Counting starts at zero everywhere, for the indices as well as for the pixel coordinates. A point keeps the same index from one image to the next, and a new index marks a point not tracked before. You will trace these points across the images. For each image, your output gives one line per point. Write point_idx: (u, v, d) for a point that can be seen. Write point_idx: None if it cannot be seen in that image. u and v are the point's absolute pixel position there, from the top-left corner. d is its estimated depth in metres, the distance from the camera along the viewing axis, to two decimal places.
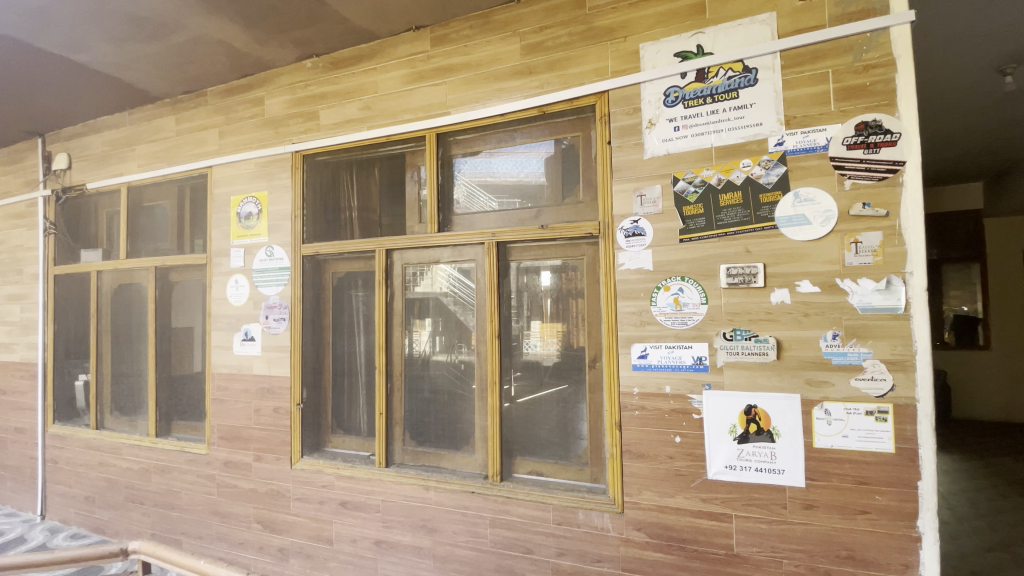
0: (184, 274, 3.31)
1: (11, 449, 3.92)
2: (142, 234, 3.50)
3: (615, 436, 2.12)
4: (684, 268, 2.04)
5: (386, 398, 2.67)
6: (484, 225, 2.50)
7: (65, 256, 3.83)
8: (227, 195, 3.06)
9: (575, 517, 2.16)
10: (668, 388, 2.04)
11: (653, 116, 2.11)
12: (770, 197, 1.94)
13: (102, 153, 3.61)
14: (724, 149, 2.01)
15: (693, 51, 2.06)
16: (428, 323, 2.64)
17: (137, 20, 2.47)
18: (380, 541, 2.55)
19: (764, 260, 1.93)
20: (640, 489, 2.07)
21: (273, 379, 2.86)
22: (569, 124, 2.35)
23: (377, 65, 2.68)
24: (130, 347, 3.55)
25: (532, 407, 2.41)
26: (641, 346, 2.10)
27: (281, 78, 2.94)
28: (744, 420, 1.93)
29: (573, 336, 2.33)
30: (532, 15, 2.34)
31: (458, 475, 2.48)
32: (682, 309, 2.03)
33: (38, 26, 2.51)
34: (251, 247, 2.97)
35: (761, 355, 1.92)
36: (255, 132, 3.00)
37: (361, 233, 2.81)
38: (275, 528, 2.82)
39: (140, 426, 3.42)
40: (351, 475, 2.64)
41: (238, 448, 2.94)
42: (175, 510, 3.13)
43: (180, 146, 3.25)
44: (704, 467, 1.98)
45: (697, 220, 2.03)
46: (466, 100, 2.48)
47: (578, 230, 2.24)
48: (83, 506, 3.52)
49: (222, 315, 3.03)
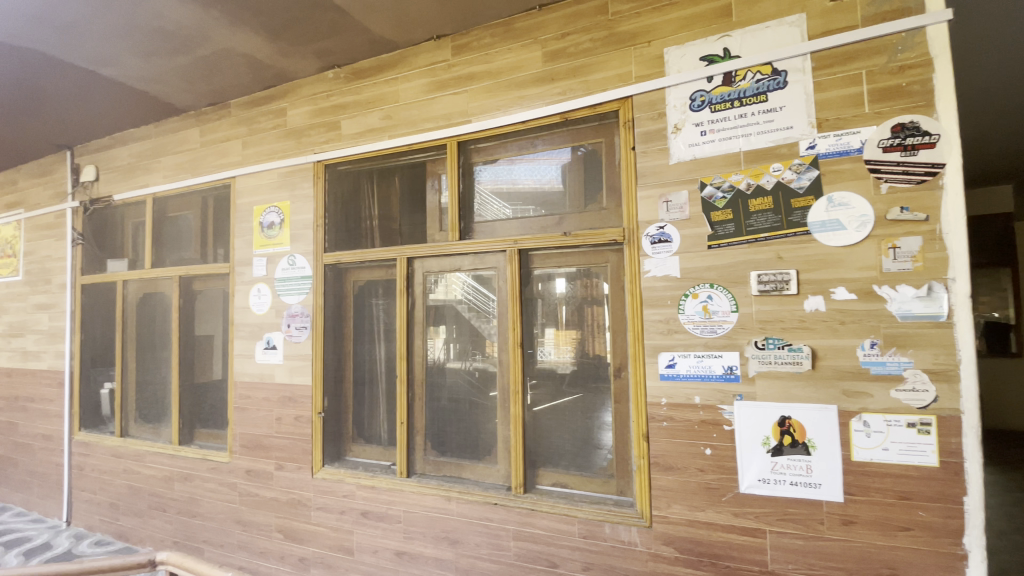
0: (207, 283, 3.35)
1: (38, 456, 3.98)
2: (166, 244, 3.56)
3: (642, 447, 2.07)
4: (713, 275, 2.00)
5: (407, 406, 2.65)
6: (505, 232, 2.48)
7: (92, 266, 3.89)
8: (250, 205, 3.09)
9: (602, 530, 2.11)
10: (697, 398, 1.99)
11: (679, 121, 2.08)
12: (802, 201, 1.88)
13: (129, 165, 3.68)
14: (753, 154, 1.97)
15: (719, 54, 2.03)
16: (443, 330, 2.64)
17: (164, 34, 2.52)
18: (402, 553, 2.52)
19: (797, 267, 1.88)
20: (669, 503, 2.01)
21: (295, 388, 2.86)
22: (591, 131, 2.32)
23: (398, 75, 2.70)
24: (154, 355, 3.59)
25: (555, 416, 2.37)
26: (669, 355, 2.05)
27: (303, 89, 2.97)
28: (778, 432, 1.87)
29: (593, 344, 2.29)
30: (554, 21, 2.33)
31: (481, 486, 2.44)
32: (711, 317, 1.98)
33: (69, 41, 2.58)
34: (274, 256, 2.99)
35: (795, 365, 1.86)
36: (277, 143, 3.03)
37: (381, 241, 2.81)
38: (296, 537, 2.81)
39: (164, 434, 3.45)
40: (372, 485, 2.62)
41: (260, 457, 2.94)
42: (197, 518, 3.14)
43: (204, 157, 3.30)
44: (736, 480, 1.92)
45: (726, 226, 1.98)
46: (488, 108, 2.47)
47: (602, 237, 2.20)
48: (107, 513, 3.55)
49: (245, 323, 3.05)
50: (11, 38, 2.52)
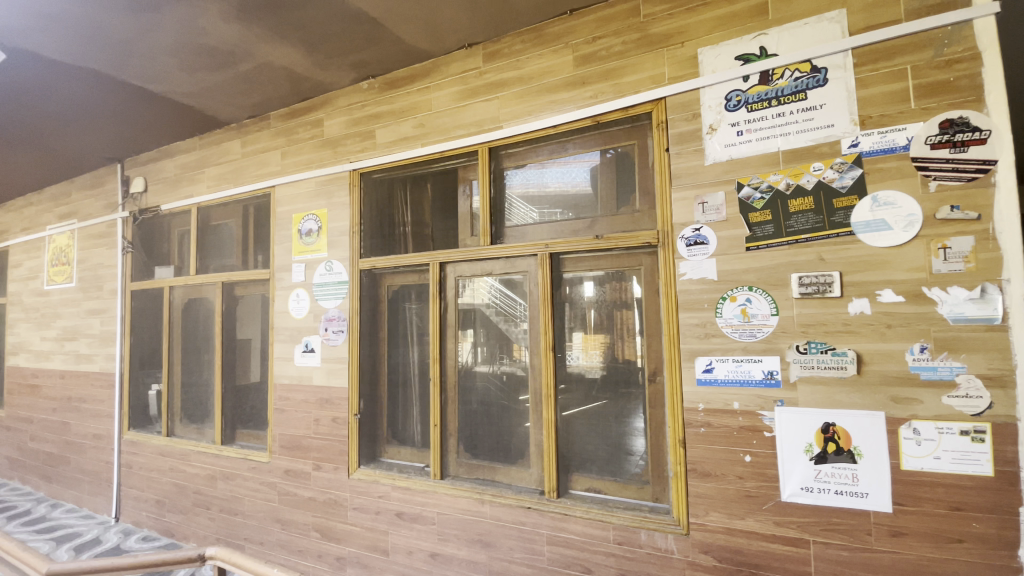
0: (247, 288, 3.47)
1: (90, 454, 4.18)
2: (209, 251, 3.71)
3: (679, 453, 2.03)
4: (751, 277, 1.96)
5: (440, 409, 2.68)
6: (536, 236, 2.49)
7: (141, 273, 4.09)
8: (289, 213, 3.19)
9: (637, 537, 2.08)
10: (736, 404, 1.95)
11: (714, 121, 2.05)
12: (844, 201, 1.83)
13: (175, 176, 3.85)
14: (792, 153, 1.92)
15: (755, 53, 2.00)
16: (471, 333, 2.67)
17: (209, 50, 2.64)
18: (436, 554, 2.54)
19: (840, 269, 1.82)
20: (707, 510, 1.97)
21: (332, 390, 2.93)
22: (623, 133, 2.31)
23: (430, 83, 2.75)
24: (198, 358, 3.74)
25: (587, 421, 2.36)
26: (706, 360, 2.01)
27: (339, 100, 3.05)
28: (822, 439, 1.81)
29: (624, 348, 2.28)
30: (585, 26, 2.33)
31: (514, 490, 2.44)
32: (750, 321, 1.94)
33: (122, 60, 2.72)
34: (312, 263, 3.08)
35: (840, 370, 1.81)
36: (314, 152, 3.13)
37: (414, 247, 2.86)
38: (333, 537, 2.87)
39: (207, 434, 3.58)
40: (406, 487, 2.66)
41: (299, 457, 3.02)
42: (239, 516, 3.24)
43: (245, 167, 3.43)
44: (776, 488, 1.87)
45: (764, 228, 1.94)
46: (519, 113, 2.49)
47: (636, 239, 2.19)
48: (154, 509, 3.70)
49: (284, 327, 3.15)
50: (70, 57, 2.68)
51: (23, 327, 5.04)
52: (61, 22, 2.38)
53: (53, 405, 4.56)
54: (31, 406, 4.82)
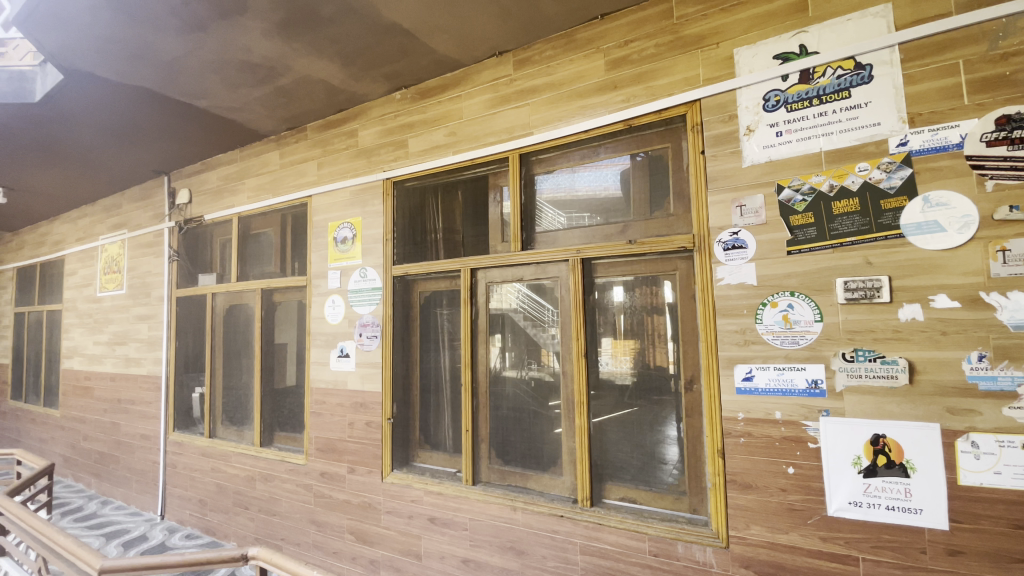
0: (285, 295, 3.58)
1: (138, 454, 4.37)
2: (249, 259, 3.84)
3: (717, 464, 1.98)
4: (793, 282, 1.89)
5: (472, 415, 2.69)
6: (567, 241, 2.47)
7: (186, 280, 4.27)
8: (325, 221, 3.27)
9: (674, 549, 2.03)
10: (777, 414, 1.88)
11: (752, 122, 2.00)
12: (893, 202, 1.75)
13: (217, 187, 4.01)
14: (835, 154, 1.86)
15: (795, 51, 1.94)
16: (499, 338, 2.68)
17: (250, 67, 2.74)
18: (468, 560, 2.54)
19: (889, 273, 1.74)
20: (748, 523, 1.90)
21: (366, 395, 2.98)
22: (657, 136, 2.28)
23: (462, 92, 2.78)
24: (238, 362, 3.87)
25: (619, 428, 2.32)
26: (746, 367, 1.95)
27: (373, 110, 3.12)
28: (871, 452, 1.73)
29: (657, 355, 2.24)
30: (617, 30, 2.32)
31: (547, 498, 2.42)
32: (792, 327, 1.88)
33: (169, 77, 2.86)
34: (347, 270, 3.15)
35: (891, 379, 1.72)
36: (349, 162, 3.20)
37: (445, 253, 2.89)
38: (367, 540, 2.91)
39: (247, 436, 3.69)
40: (439, 492, 2.67)
41: (334, 460, 3.08)
42: (276, 517, 3.33)
43: (283, 178, 3.54)
44: (821, 502, 1.79)
45: (806, 231, 1.88)
46: (550, 119, 2.49)
47: (670, 244, 2.15)
48: (197, 508, 3.84)
49: (320, 332, 3.22)
50: (123, 76, 2.83)
51: (77, 332, 5.32)
52: (115, 44, 2.52)
53: (104, 406, 4.79)
54: (84, 407, 5.08)
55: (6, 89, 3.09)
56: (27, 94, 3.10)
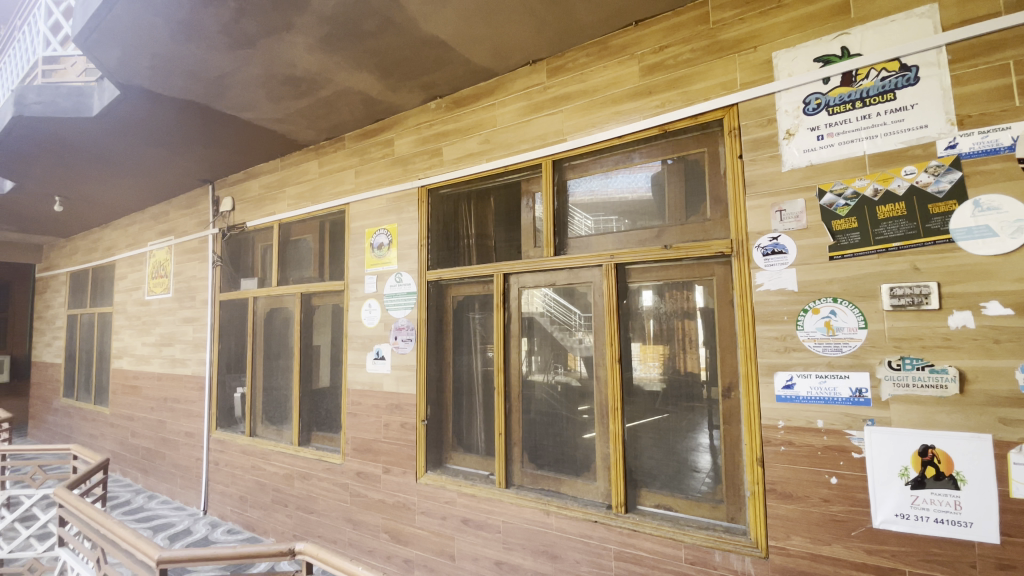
0: (323, 298, 3.70)
1: (182, 451, 4.57)
2: (289, 264, 3.98)
3: (756, 472, 1.95)
4: (836, 288, 1.85)
5: (504, 418, 2.72)
6: (601, 246, 2.48)
7: (229, 284, 4.44)
8: (362, 228, 3.37)
9: (711, 557, 2.01)
10: (820, 422, 1.85)
11: (792, 126, 1.98)
12: (942, 206, 1.70)
13: (259, 195, 4.18)
14: (880, 157, 1.82)
15: (836, 54, 1.91)
16: (527, 343, 2.72)
17: (293, 80, 2.86)
18: (502, 563, 2.56)
19: (938, 279, 1.69)
20: (789, 533, 1.87)
21: (401, 397, 3.05)
22: (693, 140, 2.27)
23: (496, 100, 2.83)
24: (278, 364, 4.00)
25: (653, 434, 2.31)
26: (787, 375, 1.92)
27: (409, 119, 3.20)
28: (919, 463, 1.68)
29: (689, 361, 2.24)
30: (651, 36, 2.33)
31: (580, 502, 2.42)
32: (835, 334, 1.84)
33: (218, 92, 3.01)
34: (383, 275, 3.23)
35: (940, 388, 1.67)
36: (386, 170, 3.29)
37: (478, 259, 2.94)
38: (402, 539, 2.97)
39: (285, 435, 3.81)
40: (472, 493, 2.70)
41: (369, 460, 3.16)
42: (314, 514, 3.43)
43: (322, 186, 3.66)
44: (866, 513, 1.75)
45: (850, 236, 1.85)
46: (584, 125, 2.51)
47: (707, 249, 2.13)
48: (237, 505, 3.99)
49: (357, 335, 3.32)
50: (175, 91, 2.99)
51: (126, 333, 5.60)
52: (169, 61, 2.67)
53: (151, 405, 5.03)
54: (132, 405, 5.34)
55: (67, 104, 3.31)
56: (86, 109, 3.30)
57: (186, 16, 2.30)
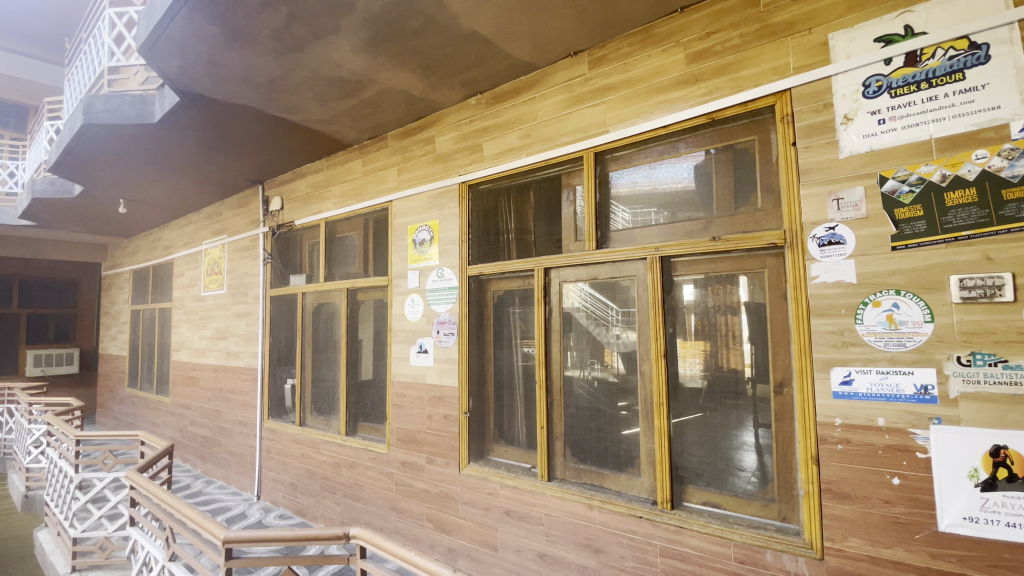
0: (368, 294, 3.81)
1: (237, 439, 4.81)
2: (335, 260, 4.11)
3: (811, 471, 1.89)
4: (899, 280, 1.76)
5: (546, 413, 2.73)
6: (645, 239, 2.44)
7: (279, 280, 4.63)
8: (405, 224, 3.45)
9: (762, 557, 1.97)
10: (880, 420, 1.77)
11: (850, 111, 1.89)
12: (1017, 192, 1.59)
13: (306, 195, 4.33)
14: (947, 141, 1.72)
15: (899, 33, 1.81)
16: (566, 338, 2.72)
17: (340, 82, 2.95)
18: (545, 555, 2.58)
19: (1013, 269, 1.58)
20: (846, 535, 1.80)
21: (444, 389, 3.11)
22: (742, 129, 2.21)
23: (536, 94, 2.82)
24: (325, 357, 4.15)
25: (698, 430, 2.27)
26: (844, 370, 1.84)
27: (450, 116, 3.24)
28: (989, 464, 1.59)
29: (735, 357, 2.19)
30: (697, 22, 2.27)
31: (624, 498, 2.40)
32: (898, 328, 1.75)
33: (268, 96, 3.14)
34: (425, 270, 3.30)
35: (1014, 385, 1.57)
36: (428, 167, 3.35)
37: (518, 253, 2.95)
38: (445, 529, 3.03)
39: (333, 425, 3.95)
40: (514, 486, 2.73)
41: (413, 450, 3.24)
42: (360, 501, 3.55)
43: (366, 184, 3.76)
44: (931, 516, 1.67)
45: (915, 225, 1.75)
46: (627, 116, 2.47)
47: (759, 240, 2.07)
48: (289, 491, 4.17)
49: (401, 329, 3.40)
50: (229, 96, 3.14)
51: (184, 327, 5.92)
52: (224, 67, 2.80)
53: (208, 395, 5.32)
54: (191, 395, 5.66)
55: (131, 112, 3.52)
56: (147, 115, 3.49)
57: (241, 24, 2.40)
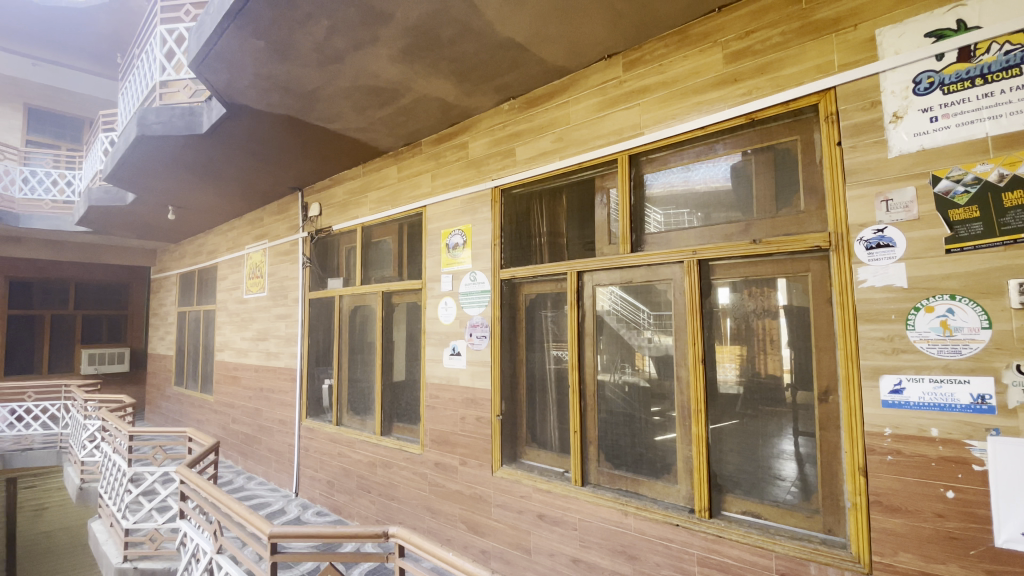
0: (402, 296, 3.89)
1: (277, 437, 4.97)
2: (371, 264, 4.21)
3: (858, 482, 1.82)
4: (953, 284, 1.69)
5: (579, 416, 2.72)
6: (682, 242, 2.40)
7: (317, 283, 4.77)
8: (439, 229, 3.50)
9: (806, 570, 1.90)
10: (934, 430, 1.69)
11: (899, 108, 1.82)
12: None
13: (343, 200, 4.46)
14: (1005, 138, 1.63)
15: (951, 28, 1.74)
16: (598, 342, 2.71)
17: (377, 91, 3.03)
18: (578, 560, 2.57)
19: None
20: (896, 550, 1.73)
21: (477, 391, 3.15)
22: (784, 128, 2.15)
23: (569, 98, 2.83)
24: (361, 358, 4.25)
25: (737, 437, 2.21)
26: (895, 379, 1.77)
27: (483, 122, 3.28)
28: None
29: (775, 362, 2.14)
30: (735, 21, 2.23)
31: (660, 505, 2.37)
32: (953, 335, 1.67)
33: (309, 106, 3.25)
34: (458, 274, 3.34)
35: None
36: (461, 172, 3.40)
37: (551, 257, 2.95)
38: (478, 531, 3.06)
39: (369, 425, 4.04)
40: (547, 489, 2.74)
41: (447, 452, 3.28)
42: (395, 501, 3.62)
43: (401, 189, 3.84)
44: (987, 531, 1.58)
45: (970, 227, 1.67)
46: (662, 118, 2.45)
47: (801, 243, 2.01)
48: (326, 489, 4.28)
49: (434, 332, 3.46)
50: (272, 106, 3.26)
51: (227, 328, 6.17)
52: (268, 79, 2.91)
53: (250, 394, 5.52)
54: (233, 394, 5.89)
55: (181, 123, 3.70)
56: (195, 126, 3.67)
57: (284, 37, 2.50)
